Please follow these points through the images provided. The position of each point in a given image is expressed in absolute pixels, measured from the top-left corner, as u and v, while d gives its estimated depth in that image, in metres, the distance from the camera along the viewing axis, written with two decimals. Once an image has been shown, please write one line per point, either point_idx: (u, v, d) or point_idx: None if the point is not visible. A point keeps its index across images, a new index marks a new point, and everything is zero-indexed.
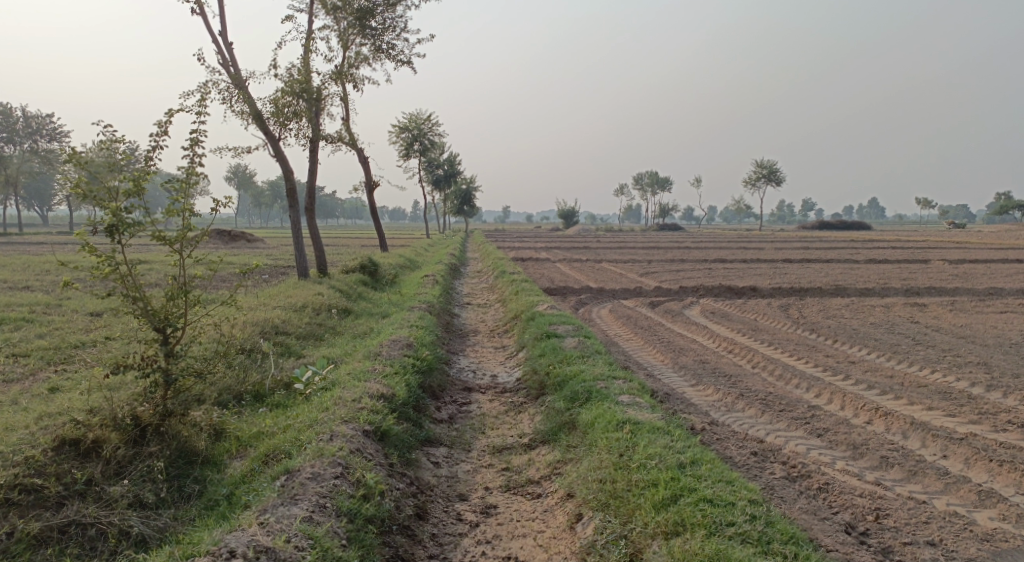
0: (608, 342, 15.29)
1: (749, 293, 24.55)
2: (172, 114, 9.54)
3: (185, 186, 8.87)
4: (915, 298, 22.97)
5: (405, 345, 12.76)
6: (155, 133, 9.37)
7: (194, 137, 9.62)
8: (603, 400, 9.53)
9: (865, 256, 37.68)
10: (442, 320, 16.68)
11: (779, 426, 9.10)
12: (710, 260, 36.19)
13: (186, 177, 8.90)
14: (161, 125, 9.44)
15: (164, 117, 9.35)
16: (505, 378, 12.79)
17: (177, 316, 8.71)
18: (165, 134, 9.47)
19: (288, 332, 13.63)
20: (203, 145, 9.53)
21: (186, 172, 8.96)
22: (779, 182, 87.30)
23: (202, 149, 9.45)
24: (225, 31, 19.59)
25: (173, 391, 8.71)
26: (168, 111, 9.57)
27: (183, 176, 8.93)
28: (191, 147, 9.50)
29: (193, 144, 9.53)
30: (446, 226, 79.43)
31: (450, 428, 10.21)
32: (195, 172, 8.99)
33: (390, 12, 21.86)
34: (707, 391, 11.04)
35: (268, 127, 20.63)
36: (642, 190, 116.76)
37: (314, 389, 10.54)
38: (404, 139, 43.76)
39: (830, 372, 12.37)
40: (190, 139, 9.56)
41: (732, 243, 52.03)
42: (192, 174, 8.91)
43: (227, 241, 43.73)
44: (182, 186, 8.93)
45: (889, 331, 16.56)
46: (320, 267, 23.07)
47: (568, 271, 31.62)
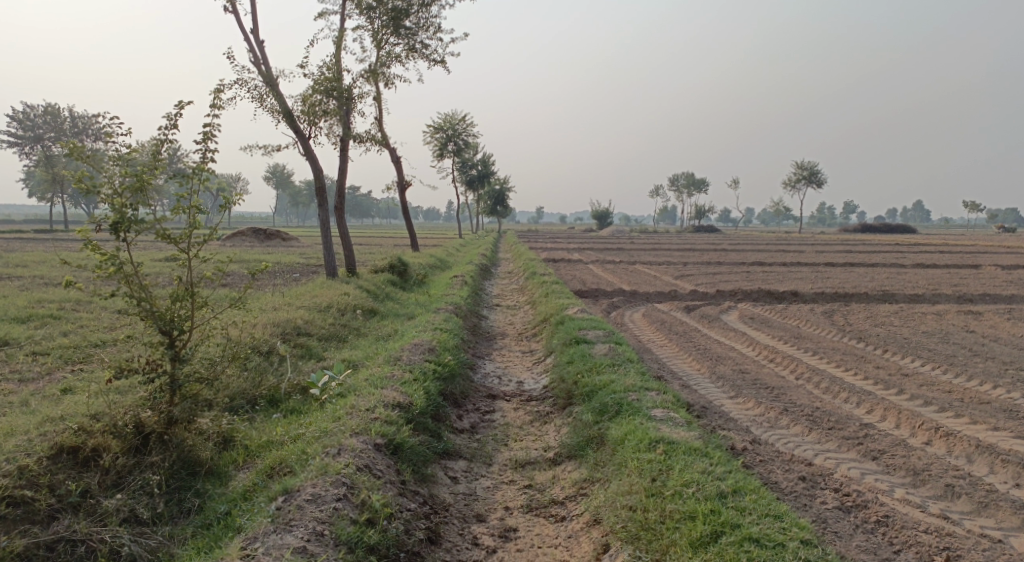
0: (642, 348, 14.61)
1: (790, 298, 23.68)
2: (183, 108, 9.06)
3: (193, 181, 8.32)
4: (967, 305, 21.99)
5: (427, 349, 12.19)
6: (165, 128, 8.89)
7: (206, 131, 9.13)
8: (635, 414, 8.86)
9: (911, 261, 36.39)
10: (469, 323, 16.13)
11: (828, 448, 8.35)
12: (748, 264, 35.26)
13: (193, 172, 8.34)
14: (171, 118, 8.97)
15: (174, 109, 8.84)
16: (532, 385, 12.18)
17: (184, 318, 8.13)
18: (176, 128, 8.98)
19: (310, 334, 13.12)
20: (216, 139, 9.01)
21: (195, 166, 8.41)
22: (820, 184, 85.51)
23: (215, 143, 8.92)
24: (256, 29, 19.22)
25: (180, 397, 8.15)
26: (179, 103, 9.11)
27: (190, 170, 8.38)
28: (203, 140, 8.99)
29: (206, 138, 9.01)
30: (480, 225, 79.12)
31: (471, 439, 9.61)
32: (205, 165, 8.44)
33: (424, 12, 21.32)
34: (747, 405, 10.31)
35: (298, 125, 20.23)
36: (678, 191, 115.42)
37: (330, 394, 10.01)
38: (439, 139, 43.38)
39: (881, 387, 11.66)
40: (203, 133, 9.05)
41: (772, 246, 50.86)
42: (201, 168, 8.34)
43: (262, 238, 43.66)
44: (190, 181, 8.37)
45: (942, 342, 15.67)
46: (349, 266, 22.59)
47: (601, 273, 30.90)
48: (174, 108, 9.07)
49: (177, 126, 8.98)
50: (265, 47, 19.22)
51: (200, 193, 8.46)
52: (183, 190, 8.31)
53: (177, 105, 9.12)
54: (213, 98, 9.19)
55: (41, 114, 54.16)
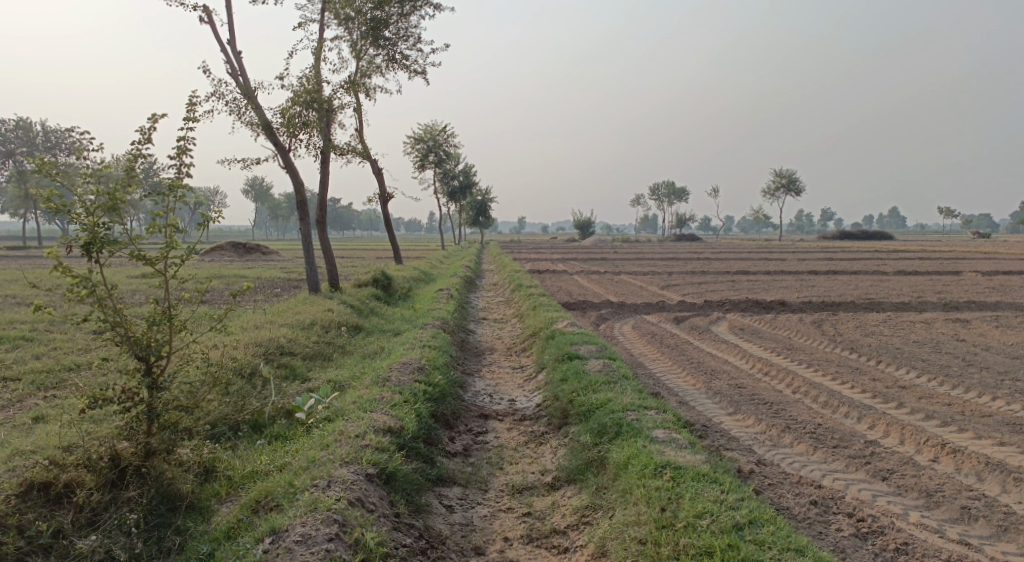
0: (634, 362, 14.32)
1: (778, 307, 23.49)
2: (157, 120, 8.67)
3: (167, 197, 7.92)
4: (954, 313, 21.92)
5: (416, 368, 11.81)
6: (138, 142, 8.50)
7: (182, 145, 8.75)
8: (636, 436, 8.55)
9: (893, 268, 36.45)
10: (456, 338, 15.76)
11: (837, 468, 8.09)
12: (732, 272, 35.15)
13: (169, 188, 7.94)
14: (145, 132, 8.58)
15: (147, 123, 8.45)
16: (524, 403, 11.84)
17: (162, 342, 7.71)
18: (149, 143, 8.59)
19: (294, 353, 12.72)
20: (192, 153, 8.63)
21: (171, 182, 8.00)
22: (799, 192, 85.96)
23: (191, 157, 8.54)
24: (233, 40, 18.83)
25: (159, 427, 7.71)
26: (152, 116, 8.74)
27: (166, 186, 7.98)
28: (179, 155, 8.61)
29: (181, 153, 8.63)
30: (461, 237, 78.77)
31: (465, 463, 9.26)
32: (180, 181, 8.05)
33: (404, 22, 21.01)
34: (748, 423, 10.02)
35: (278, 138, 19.85)
36: (658, 200, 115.68)
37: (317, 418, 9.62)
38: (419, 150, 43.05)
39: (881, 400, 11.43)
40: (178, 148, 8.66)
41: (754, 255, 50.89)
42: (177, 183, 7.94)
43: (242, 253, 43.08)
44: (165, 198, 7.97)
45: (935, 351, 15.48)
46: (332, 281, 22.16)
47: (586, 284, 30.64)
48: (148, 122, 8.69)
49: (151, 140, 8.61)
50: (243, 59, 18.84)
51: (177, 209, 8.07)
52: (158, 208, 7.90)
53: (150, 118, 8.74)
54: (188, 112, 8.81)
55: (15, 129, 53.38)
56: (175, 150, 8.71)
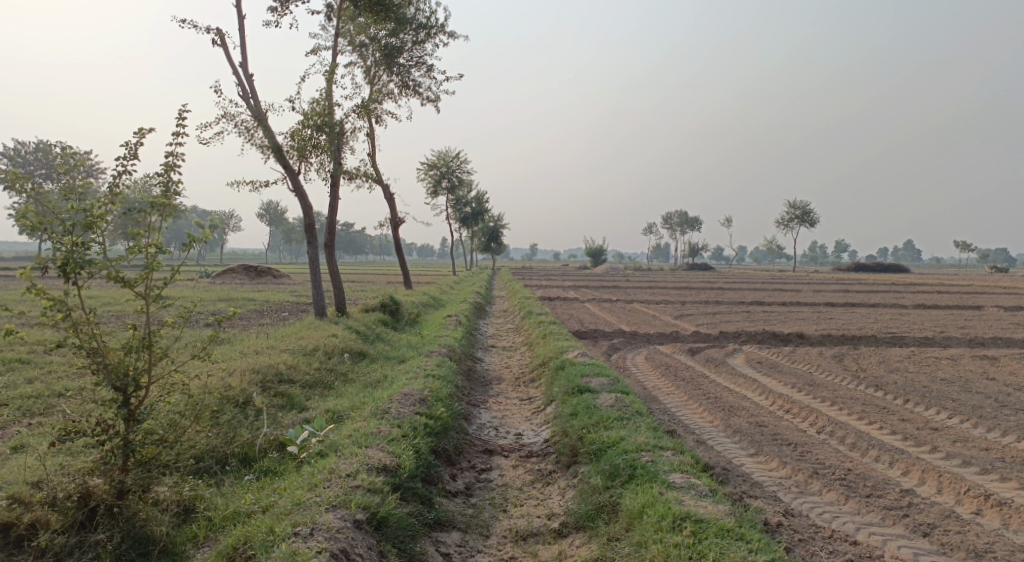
0: (647, 397, 13.61)
1: (796, 340, 22.77)
2: (144, 134, 8.14)
3: (150, 216, 7.33)
4: (979, 349, 21.18)
5: (418, 400, 11.15)
6: (123, 157, 7.95)
7: (170, 161, 8.20)
8: (652, 480, 7.90)
9: (912, 302, 35.64)
10: (463, 367, 15.12)
11: (871, 521, 7.54)
12: (747, 303, 34.43)
13: (155, 205, 7.33)
14: (131, 146, 8.05)
15: (134, 136, 7.93)
16: (531, 438, 11.18)
17: (141, 370, 7.11)
18: (136, 158, 8.04)
19: (292, 381, 12.10)
20: (180, 170, 8.07)
21: (158, 199, 7.40)
22: (813, 223, 85.10)
23: (179, 174, 7.99)
24: (245, 62, 18.49)
25: (134, 463, 7.12)
26: (140, 130, 8.23)
27: (150, 204, 7.35)
28: (167, 171, 8.04)
29: (168, 169, 8.07)
30: (474, 263, 78.39)
31: (465, 505, 8.60)
32: (168, 198, 7.48)
33: (419, 49, 20.63)
34: (771, 466, 9.35)
35: (288, 161, 19.42)
36: (671, 228, 115.04)
37: (309, 452, 8.97)
38: (432, 176, 42.68)
39: (911, 443, 10.77)
40: (166, 164, 8.11)
41: (768, 285, 50.05)
42: (163, 200, 7.35)
43: (253, 276, 42.66)
44: (149, 216, 7.37)
45: (965, 390, 14.71)
46: (338, 306, 21.56)
47: (598, 313, 29.99)
48: (135, 136, 8.17)
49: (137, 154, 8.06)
50: (255, 81, 18.47)
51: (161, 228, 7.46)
52: (140, 227, 7.31)
53: (138, 133, 8.23)
54: (178, 126, 8.27)
55: (34, 151, 53.36)
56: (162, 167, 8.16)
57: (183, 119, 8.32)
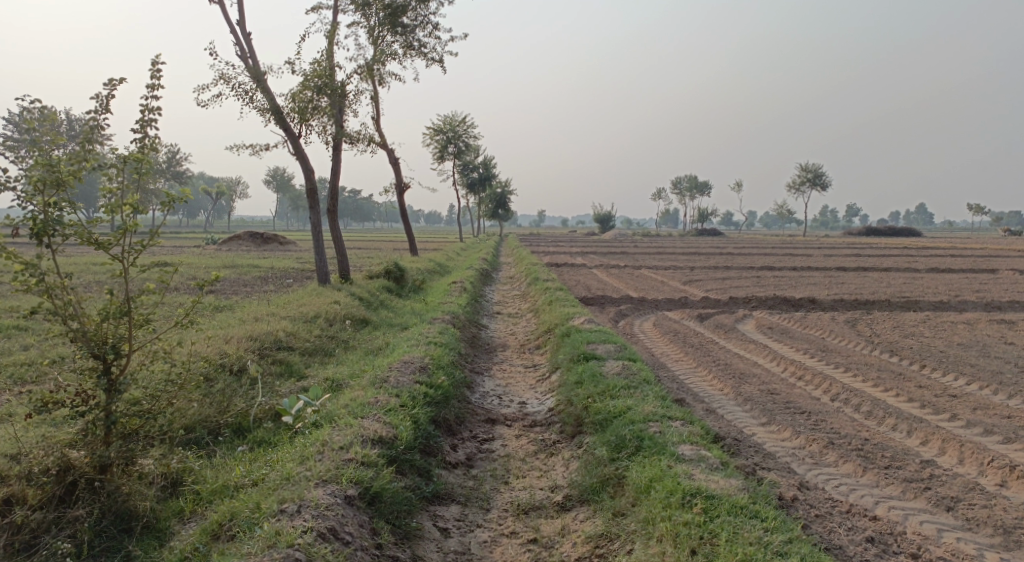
0: (655, 364, 13.26)
1: (808, 305, 22.30)
2: (116, 86, 7.71)
3: (122, 173, 6.92)
4: (996, 314, 20.72)
5: (419, 368, 10.79)
6: (94, 111, 7.52)
7: (145, 116, 7.81)
8: (660, 452, 7.54)
9: (925, 266, 35.06)
10: (467, 334, 14.76)
11: (891, 495, 7.30)
12: (756, 268, 33.90)
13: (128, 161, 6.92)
14: (102, 100, 7.60)
15: (105, 88, 7.49)
16: (535, 407, 10.83)
17: (121, 337, 6.75)
18: (108, 112, 7.59)
19: (292, 348, 11.75)
20: (155, 126, 7.65)
21: (132, 155, 6.99)
22: (824, 187, 84.03)
23: (154, 129, 7.59)
24: (243, 21, 17.91)
25: (117, 435, 6.78)
26: (112, 82, 7.80)
27: (122, 160, 6.94)
28: (141, 127, 7.63)
29: (144, 124, 7.67)
30: (481, 229, 77.82)
31: (466, 477, 8.27)
32: (142, 155, 7.07)
33: (422, 8, 19.98)
34: (784, 436, 9.01)
35: (288, 124, 18.92)
36: (680, 194, 114.02)
37: (304, 422, 8.58)
38: (438, 141, 42.03)
39: (929, 411, 10.41)
40: (139, 120, 7.71)
41: (779, 250, 49.41)
42: (138, 156, 6.97)
43: (260, 243, 42.30)
44: (121, 173, 6.97)
45: (983, 356, 14.29)
46: (342, 272, 21.15)
47: (607, 278, 29.54)
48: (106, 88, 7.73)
49: (109, 108, 7.63)
50: (252, 41, 17.92)
51: (136, 187, 7.07)
52: (112, 185, 6.92)
53: (110, 85, 7.76)
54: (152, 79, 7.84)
55: None
56: (137, 121, 7.73)
57: (157, 72, 7.88)
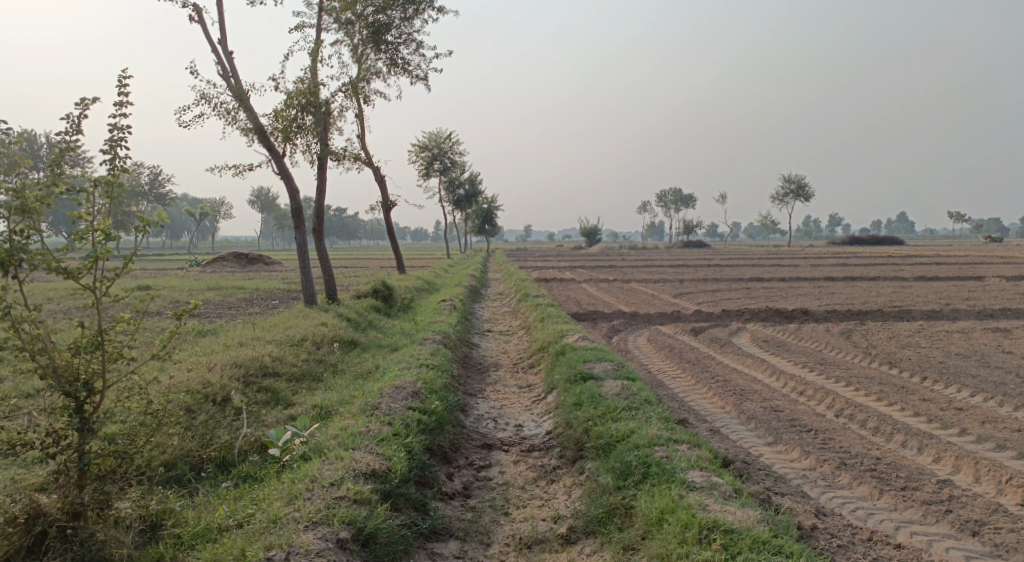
0: (653, 382, 12.90)
1: (801, 317, 22.04)
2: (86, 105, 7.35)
3: (92, 196, 6.57)
4: (989, 322, 20.52)
5: (411, 393, 10.37)
6: (62, 132, 7.14)
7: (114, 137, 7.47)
8: (669, 480, 7.21)
9: (912, 274, 35.01)
10: (459, 354, 14.37)
11: (911, 519, 7.05)
12: (745, 280, 33.69)
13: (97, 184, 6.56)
14: (70, 120, 7.23)
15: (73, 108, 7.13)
16: (532, 430, 10.45)
17: (94, 372, 6.34)
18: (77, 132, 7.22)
19: (278, 375, 11.30)
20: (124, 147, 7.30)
21: (102, 178, 6.64)
22: (808, 197, 84.29)
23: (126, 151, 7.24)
24: (224, 39, 17.55)
25: (91, 478, 6.38)
26: (81, 101, 7.44)
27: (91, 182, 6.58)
28: (112, 148, 7.28)
29: (114, 146, 7.33)
30: (467, 246, 77.49)
31: (463, 508, 7.86)
32: (114, 177, 6.72)
33: (407, 26, 19.69)
34: (793, 456, 8.66)
35: (272, 143, 18.53)
36: (665, 207, 114.21)
37: (292, 455, 8.16)
38: (424, 158, 41.72)
39: (937, 425, 10.10)
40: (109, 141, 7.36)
41: (766, 261, 49.29)
42: (109, 179, 6.62)
43: (244, 263, 41.80)
44: (90, 197, 6.60)
45: (983, 366, 14.00)
46: (329, 292, 20.70)
47: (597, 293, 29.24)
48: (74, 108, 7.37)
49: (78, 129, 7.25)
50: (234, 59, 17.54)
51: (107, 211, 6.71)
52: (83, 210, 6.54)
53: (79, 104, 7.40)
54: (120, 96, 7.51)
55: None
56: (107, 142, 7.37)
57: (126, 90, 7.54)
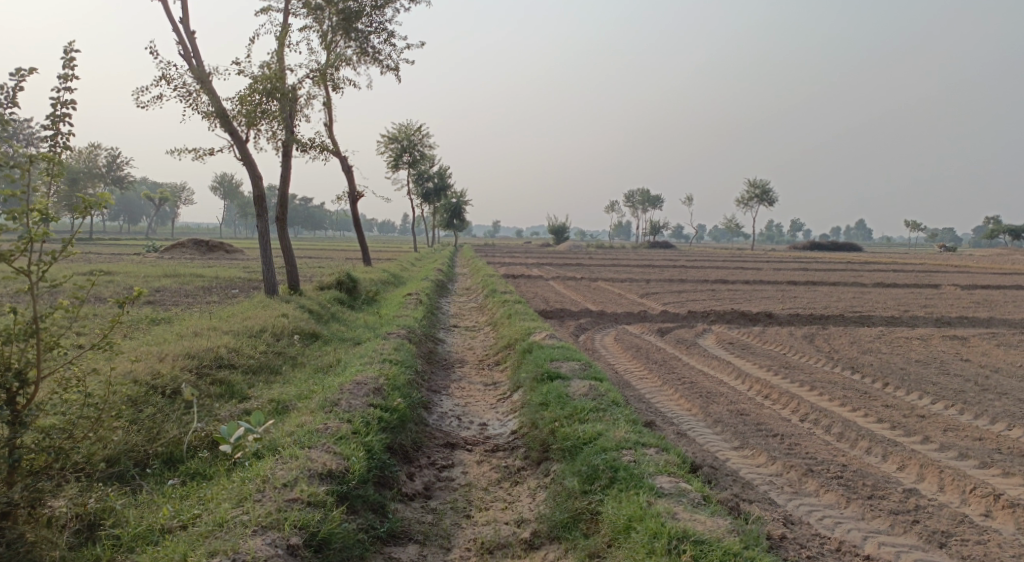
0: (619, 382, 12.74)
1: (765, 320, 22.08)
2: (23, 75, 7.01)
3: (26, 172, 6.21)
4: (948, 329, 20.74)
5: (372, 389, 10.09)
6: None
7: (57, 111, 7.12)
8: (636, 485, 7.05)
9: (873, 280, 35.41)
10: (423, 349, 14.10)
11: (879, 529, 6.98)
12: (711, 281, 33.78)
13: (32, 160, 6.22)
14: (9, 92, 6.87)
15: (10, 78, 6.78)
16: (496, 429, 10.23)
17: (26, 361, 6.01)
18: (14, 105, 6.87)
19: (234, 367, 10.93)
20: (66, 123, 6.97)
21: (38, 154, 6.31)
22: (772, 202, 85.17)
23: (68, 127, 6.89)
24: (186, 19, 17.06)
25: (22, 475, 6.10)
26: (20, 73, 7.09)
27: (26, 157, 6.25)
28: (54, 123, 6.95)
29: (56, 121, 6.99)
30: (434, 239, 76.95)
31: (424, 510, 7.62)
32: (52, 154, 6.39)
33: (378, 15, 19.33)
34: (759, 462, 8.55)
35: (235, 128, 18.07)
36: (632, 207, 114.64)
37: (244, 452, 7.86)
38: (393, 150, 41.23)
39: (901, 432, 10.07)
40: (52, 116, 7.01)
41: (730, 264, 49.55)
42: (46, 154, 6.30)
43: (205, 251, 40.98)
44: (24, 173, 6.26)
45: (943, 373, 14.06)
46: (292, 283, 20.29)
47: (564, 291, 29.08)
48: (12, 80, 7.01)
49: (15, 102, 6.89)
50: (196, 41, 17.05)
51: (43, 190, 6.37)
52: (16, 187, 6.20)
53: (19, 75, 7.05)
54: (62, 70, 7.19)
55: None
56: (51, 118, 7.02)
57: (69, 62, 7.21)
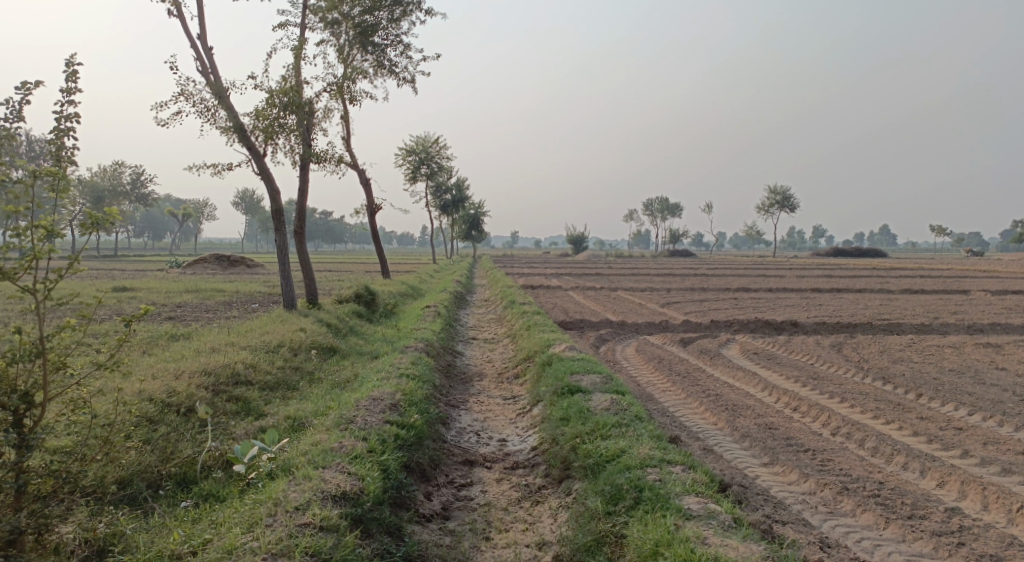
0: (643, 395, 12.41)
1: (790, 329, 21.64)
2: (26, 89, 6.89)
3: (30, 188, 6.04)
4: (979, 337, 20.22)
5: (388, 405, 9.82)
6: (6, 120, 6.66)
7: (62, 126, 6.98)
8: (664, 507, 6.74)
9: (899, 286, 34.79)
10: (441, 363, 13.84)
11: (922, 552, 6.62)
12: (733, 289, 33.32)
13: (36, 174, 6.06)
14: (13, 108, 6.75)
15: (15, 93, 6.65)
16: (516, 446, 9.93)
17: (31, 384, 5.81)
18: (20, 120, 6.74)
19: (250, 383, 10.72)
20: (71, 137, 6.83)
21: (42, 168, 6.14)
22: (793, 209, 84.37)
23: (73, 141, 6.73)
24: (203, 34, 17.00)
25: (29, 500, 5.90)
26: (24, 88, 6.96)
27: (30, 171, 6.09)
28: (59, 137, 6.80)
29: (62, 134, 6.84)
30: (453, 250, 76.89)
31: (442, 532, 7.33)
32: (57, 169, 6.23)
33: (394, 27, 19.17)
34: (791, 479, 8.20)
35: (253, 141, 17.96)
36: (651, 216, 114.11)
37: (258, 473, 7.62)
38: (411, 162, 41.15)
39: (938, 446, 9.67)
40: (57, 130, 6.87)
41: (751, 271, 48.96)
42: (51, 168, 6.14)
43: (226, 265, 41.05)
44: (29, 188, 6.09)
45: (977, 383, 13.61)
46: (310, 297, 20.12)
47: (584, 301, 28.75)
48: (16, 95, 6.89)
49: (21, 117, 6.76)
50: (214, 55, 16.98)
51: (47, 205, 6.21)
52: (21, 202, 6.03)
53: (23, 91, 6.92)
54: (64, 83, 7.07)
55: None
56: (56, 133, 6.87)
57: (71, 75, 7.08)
